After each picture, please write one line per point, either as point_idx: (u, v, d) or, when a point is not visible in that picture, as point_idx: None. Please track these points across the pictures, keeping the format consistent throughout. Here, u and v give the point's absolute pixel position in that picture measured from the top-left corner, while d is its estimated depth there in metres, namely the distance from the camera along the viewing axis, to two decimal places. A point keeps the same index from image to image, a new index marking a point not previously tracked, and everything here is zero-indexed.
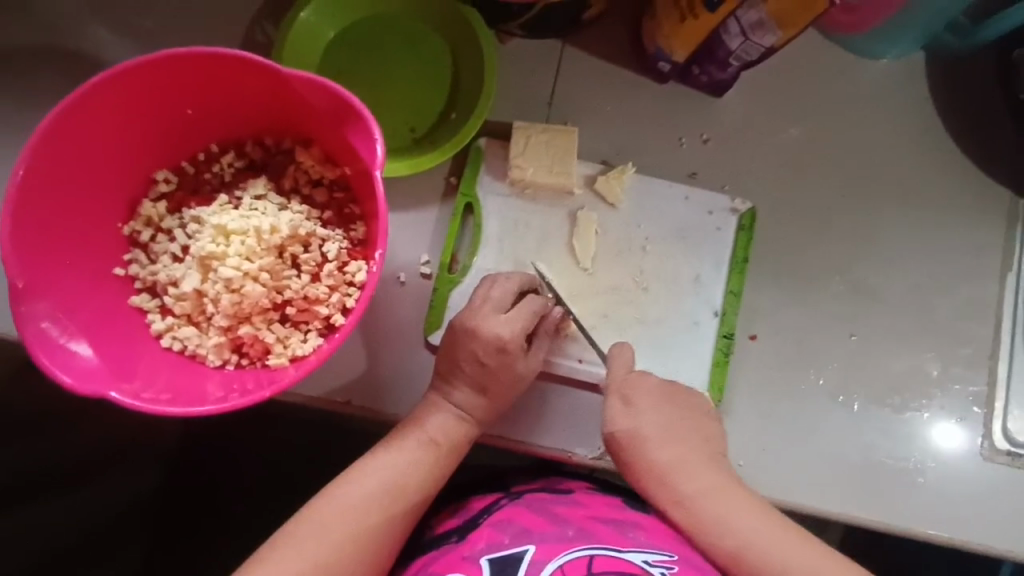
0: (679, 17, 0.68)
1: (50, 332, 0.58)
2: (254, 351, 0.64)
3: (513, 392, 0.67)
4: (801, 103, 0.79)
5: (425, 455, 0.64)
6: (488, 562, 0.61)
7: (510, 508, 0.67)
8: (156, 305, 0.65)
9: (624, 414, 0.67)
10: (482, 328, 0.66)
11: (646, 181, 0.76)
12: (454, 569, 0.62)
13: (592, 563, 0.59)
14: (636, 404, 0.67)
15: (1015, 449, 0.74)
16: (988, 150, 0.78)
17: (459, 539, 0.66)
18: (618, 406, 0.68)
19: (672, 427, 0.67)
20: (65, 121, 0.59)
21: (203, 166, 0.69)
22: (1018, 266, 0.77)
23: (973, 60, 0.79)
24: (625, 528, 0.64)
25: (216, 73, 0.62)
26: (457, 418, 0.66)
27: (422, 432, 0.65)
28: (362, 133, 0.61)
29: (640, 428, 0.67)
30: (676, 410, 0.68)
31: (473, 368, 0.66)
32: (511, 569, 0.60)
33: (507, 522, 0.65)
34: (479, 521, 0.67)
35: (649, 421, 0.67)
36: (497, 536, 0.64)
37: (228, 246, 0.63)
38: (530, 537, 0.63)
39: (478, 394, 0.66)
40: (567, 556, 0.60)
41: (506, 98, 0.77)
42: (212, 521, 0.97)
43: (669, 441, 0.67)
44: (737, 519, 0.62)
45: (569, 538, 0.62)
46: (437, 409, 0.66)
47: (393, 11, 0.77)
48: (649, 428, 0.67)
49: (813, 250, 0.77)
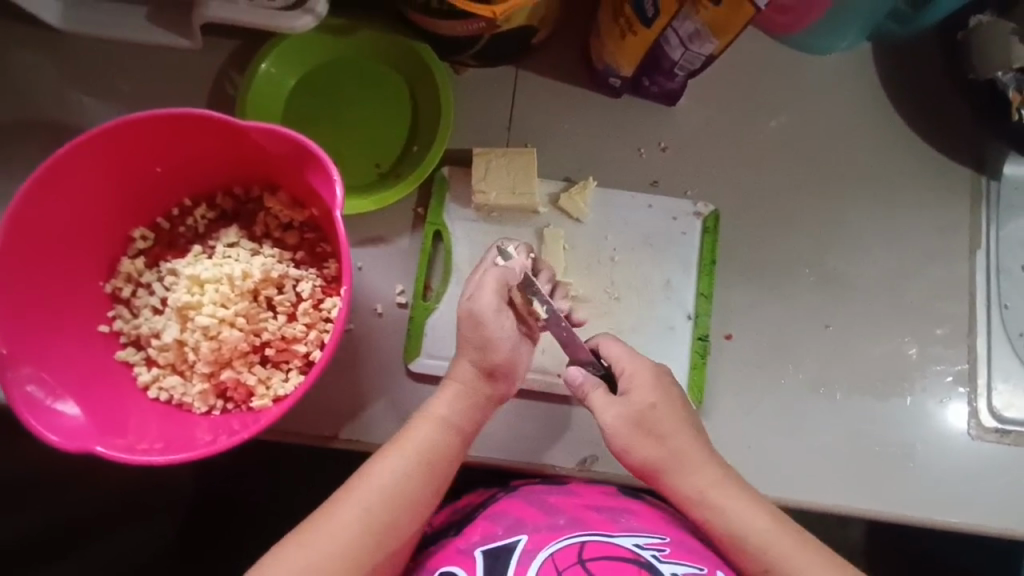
0: (619, 34, 0.70)
1: (36, 394, 0.60)
2: (238, 394, 0.66)
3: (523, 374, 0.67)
4: (754, 103, 0.80)
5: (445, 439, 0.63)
6: (482, 553, 0.62)
7: (503, 501, 0.68)
8: (141, 358, 0.67)
9: (640, 391, 0.66)
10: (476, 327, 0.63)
11: (608, 193, 0.78)
12: (449, 561, 0.63)
13: (583, 549, 0.61)
14: (653, 384, 0.66)
15: (1003, 426, 0.74)
16: (943, 131, 0.79)
17: (455, 532, 0.67)
18: (635, 387, 0.66)
19: (678, 413, 0.67)
20: (37, 193, 0.61)
21: (177, 221, 0.71)
22: (986, 243, 0.78)
23: (917, 46, 0.80)
24: (617, 515, 0.66)
25: (178, 132, 0.65)
26: (477, 402, 0.65)
27: (436, 415, 0.64)
28: (322, 175, 0.63)
29: (654, 409, 0.66)
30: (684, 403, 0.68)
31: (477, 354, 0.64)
32: (504, 558, 0.61)
33: (502, 514, 0.66)
34: (475, 514, 0.68)
35: (667, 404, 0.66)
36: (491, 528, 0.65)
37: (203, 294, 0.66)
38: (523, 527, 0.64)
39: (484, 377, 0.65)
40: (559, 544, 0.61)
41: (465, 127, 0.79)
42: (215, 552, 0.99)
43: (679, 426, 0.66)
44: (739, 508, 0.64)
45: (560, 526, 0.63)
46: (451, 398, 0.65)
47: (352, 53, 0.79)
48: (664, 413, 0.66)
49: (781, 246, 0.78)
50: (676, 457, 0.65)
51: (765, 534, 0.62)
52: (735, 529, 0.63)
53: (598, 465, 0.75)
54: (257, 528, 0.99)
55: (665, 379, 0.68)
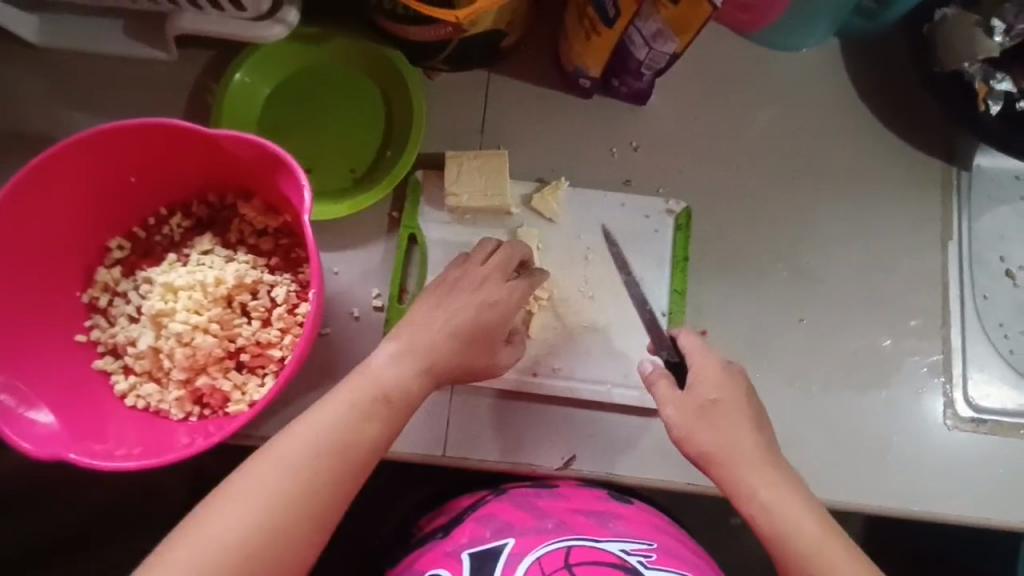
0: (584, 35, 0.71)
1: (9, 403, 0.61)
2: (215, 400, 0.66)
3: (492, 349, 0.65)
4: (725, 101, 0.81)
5: (380, 410, 0.59)
6: (469, 556, 0.63)
7: (493, 504, 0.68)
8: (118, 366, 0.68)
9: (709, 383, 0.62)
10: (448, 293, 0.64)
11: (581, 194, 0.78)
12: (437, 563, 0.64)
13: (570, 554, 0.61)
14: (720, 378, 0.63)
15: (979, 415, 0.75)
16: (913, 124, 0.80)
17: (443, 535, 0.67)
18: (700, 380, 0.63)
19: (747, 410, 0.62)
20: (8, 204, 0.62)
21: (154, 229, 0.72)
22: (958, 235, 0.79)
23: (885, 39, 0.81)
24: (605, 519, 0.66)
25: (149, 141, 0.66)
26: (428, 372, 0.61)
27: (384, 376, 0.60)
28: (291, 180, 0.64)
29: (722, 402, 0.62)
30: (754, 399, 0.64)
31: (441, 316, 0.62)
32: (491, 562, 0.62)
33: (490, 516, 0.66)
34: (464, 516, 0.68)
35: (733, 399, 0.62)
36: (479, 530, 0.65)
37: (176, 301, 0.66)
38: (511, 531, 0.64)
39: (452, 339, 0.62)
40: (545, 549, 0.62)
41: (438, 131, 0.80)
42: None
43: (749, 423, 0.62)
44: (792, 515, 0.58)
45: (547, 530, 0.64)
46: (400, 364, 0.60)
47: (326, 61, 0.80)
48: (730, 409, 0.62)
49: (754, 241, 0.78)
50: (734, 451, 0.61)
51: (809, 549, 0.57)
52: (781, 535, 0.57)
53: (579, 464, 0.74)
54: None
55: (735, 376, 0.63)
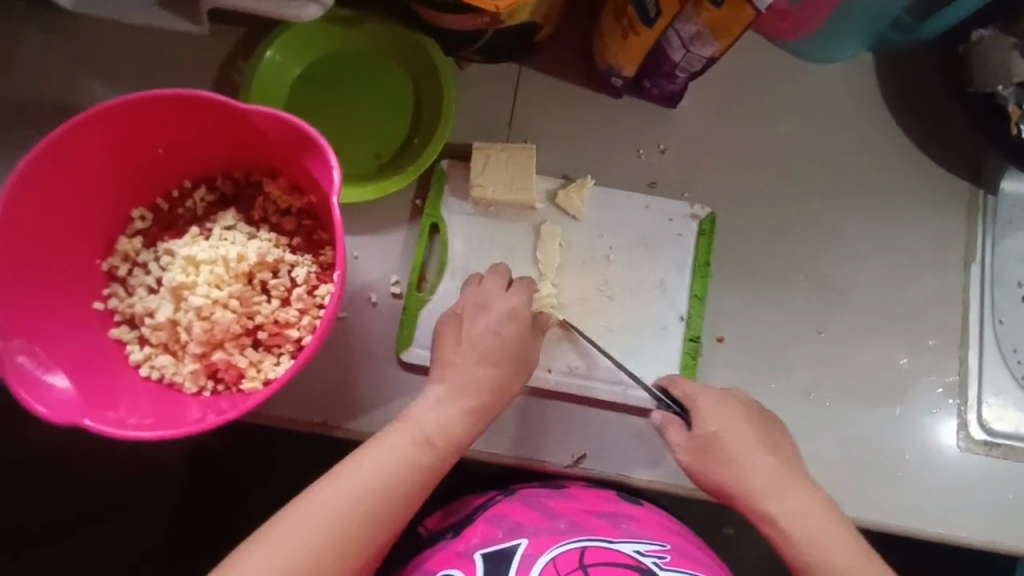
0: (621, 34, 0.71)
1: (26, 365, 0.61)
2: (229, 376, 0.66)
3: (522, 374, 0.67)
4: (754, 109, 0.80)
5: (418, 455, 0.61)
6: (482, 557, 0.62)
7: (504, 504, 0.68)
8: (135, 336, 0.68)
9: (707, 417, 0.65)
10: (465, 330, 0.67)
11: (605, 193, 0.78)
12: (449, 564, 0.63)
13: (585, 555, 0.60)
14: (715, 410, 0.65)
15: (992, 439, 0.74)
16: (941, 143, 0.80)
17: (454, 534, 0.67)
18: (698, 415, 0.65)
19: (751, 436, 0.64)
20: (37, 167, 0.62)
21: (177, 202, 0.72)
22: (981, 257, 0.78)
23: (918, 56, 0.81)
24: (617, 520, 0.66)
25: (180, 113, 0.66)
26: (462, 411, 0.64)
27: (422, 420, 0.63)
28: (320, 161, 0.64)
29: (723, 434, 0.64)
30: (759, 422, 0.65)
31: (471, 355, 0.66)
32: (505, 562, 0.61)
33: (501, 517, 0.66)
34: (474, 516, 0.68)
35: (734, 431, 0.64)
36: (491, 531, 0.65)
37: (198, 275, 0.66)
38: (523, 531, 0.64)
39: (483, 375, 0.65)
40: (560, 549, 0.61)
41: (466, 121, 0.80)
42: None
43: (756, 450, 0.63)
44: (815, 537, 0.59)
45: (561, 530, 0.63)
46: (434, 407, 0.63)
47: (357, 45, 0.80)
48: (732, 437, 0.64)
49: (776, 251, 0.78)
50: (748, 481, 0.62)
51: (841, 567, 0.57)
52: (808, 560, 0.58)
53: (589, 462, 0.74)
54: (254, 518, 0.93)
55: (730, 405, 0.65)
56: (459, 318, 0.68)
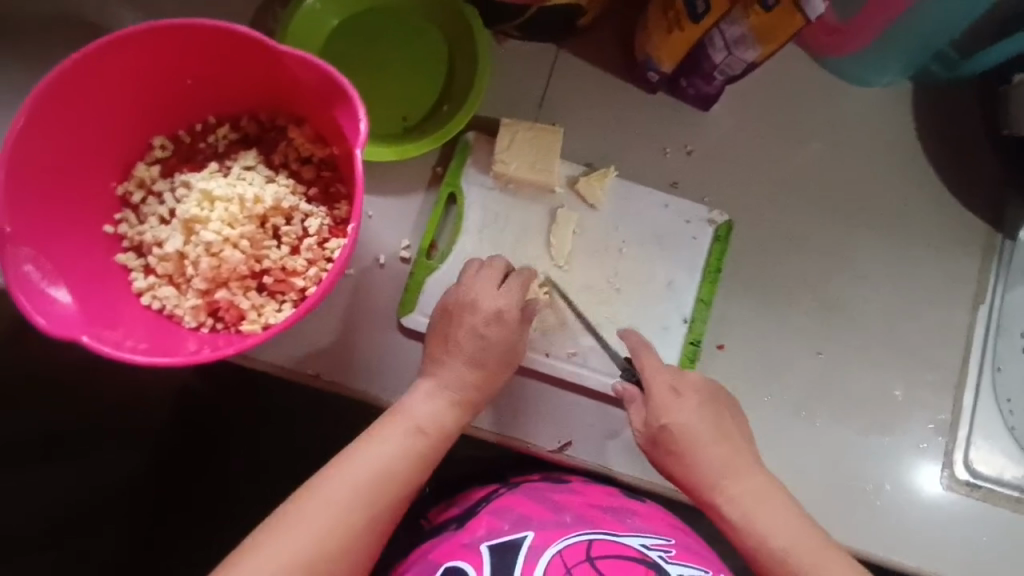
0: (666, 27, 0.70)
1: (31, 275, 0.61)
2: (229, 316, 0.66)
3: (512, 365, 0.68)
4: (786, 122, 0.80)
5: (414, 445, 0.62)
6: (489, 548, 0.62)
7: (508, 497, 0.68)
8: (141, 264, 0.68)
9: (668, 398, 0.65)
10: (449, 331, 0.67)
11: (626, 185, 0.78)
12: (454, 555, 0.63)
13: (592, 547, 0.60)
14: (674, 391, 0.66)
15: (975, 479, 0.75)
16: (967, 180, 0.79)
17: (458, 527, 0.66)
18: (657, 396, 0.65)
19: (707, 421, 0.65)
20: (66, 79, 0.61)
21: (199, 136, 0.72)
22: (990, 299, 0.78)
23: (957, 91, 0.80)
24: (623, 515, 0.66)
25: (215, 45, 0.65)
26: (451, 401, 0.65)
27: (417, 415, 0.63)
28: (349, 113, 0.63)
29: (681, 417, 0.64)
30: (717, 406, 0.66)
31: (462, 350, 0.66)
32: (511, 553, 0.61)
33: (506, 510, 0.66)
34: (478, 509, 0.68)
35: (690, 419, 0.64)
36: (496, 523, 0.65)
37: (212, 211, 0.66)
38: (529, 524, 0.64)
39: (474, 372, 0.66)
40: (566, 541, 0.61)
41: (497, 95, 0.79)
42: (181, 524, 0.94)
43: (713, 435, 0.64)
44: (767, 519, 0.60)
45: (567, 524, 0.63)
46: (425, 397, 0.65)
47: (398, 5, 0.79)
48: (688, 421, 0.64)
49: (787, 268, 0.78)
50: (700, 463, 0.63)
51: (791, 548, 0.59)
52: (759, 539, 0.60)
53: (574, 449, 0.74)
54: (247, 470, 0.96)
55: (691, 390, 0.66)
56: (445, 309, 0.67)
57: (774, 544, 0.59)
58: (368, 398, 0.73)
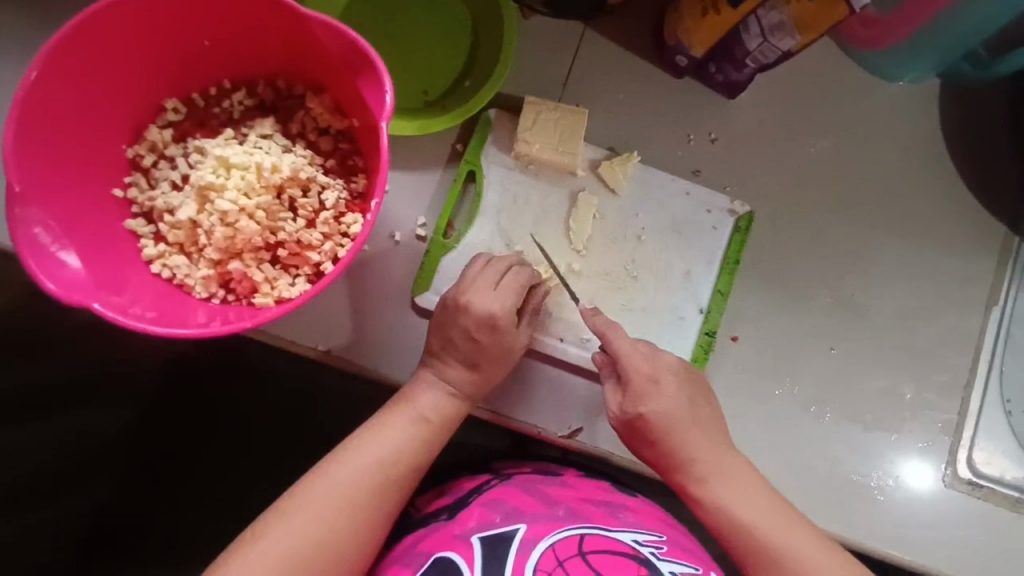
0: (701, 10, 0.68)
1: (41, 238, 0.59)
2: (242, 288, 0.65)
3: (511, 358, 0.68)
4: (812, 115, 0.79)
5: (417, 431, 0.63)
6: (479, 540, 0.61)
7: (499, 489, 0.68)
8: (150, 232, 0.66)
9: (646, 382, 0.66)
10: (446, 331, 0.66)
11: (646, 171, 0.76)
12: (444, 546, 0.62)
13: (583, 542, 0.60)
14: (649, 371, 0.66)
15: (977, 479, 0.76)
16: (988, 183, 0.79)
17: (449, 517, 0.66)
18: (634, 377, 0.66)
19: (681, 404, 0.65)
20: (82, 33, 0.59)
21: (214, 101, 0.69)
22: (1002, 302, 0.79)
23: (985, 91, 0.80)
24: (615, 510, 0.67)
25: (234, 4, 0.63)
26: (451, 394, 0.65)
27: (421, 408, 0.64)
28: (373, 83, 0.61)
29: (661, 405, 0.65)
30: (695, 391, 0.67)
31: (458, 348, 0.66)
32: (503, 546, 0.60)
33: (499, 502, 0.65)
34: (469, 500, 0.67)
35: (667, 406, 0.65)
36: (488, 515, 0.64)
37: (228, 178, 0.64)
38: (521, 517, 0.63)
39: (472, 368, 0.66)
40: (558, 535, 0.61)
41: (521, 73, 0.77)
42: (170, 508, 0.86)
43: (686, 421, 0.65)
44: (742, 502, 0.62)
45: (559, 517, 0.63)
46: (426, 387, 0.65)
47: None
48: (661, 403, 0.65)
49: (804, 262, 0.78)
50: (672, 442, 0.65)
51: (765, 527, 0.61)
52: (735, 518, 0.61)
53: (583, 436, 0.74)
54: (251, 471, 0.90)
55: (666, 376, 0.66)
56: (439, 307, 0.67)
57: (745, 525, 0.61)
58: (378, 376, 0.73)
